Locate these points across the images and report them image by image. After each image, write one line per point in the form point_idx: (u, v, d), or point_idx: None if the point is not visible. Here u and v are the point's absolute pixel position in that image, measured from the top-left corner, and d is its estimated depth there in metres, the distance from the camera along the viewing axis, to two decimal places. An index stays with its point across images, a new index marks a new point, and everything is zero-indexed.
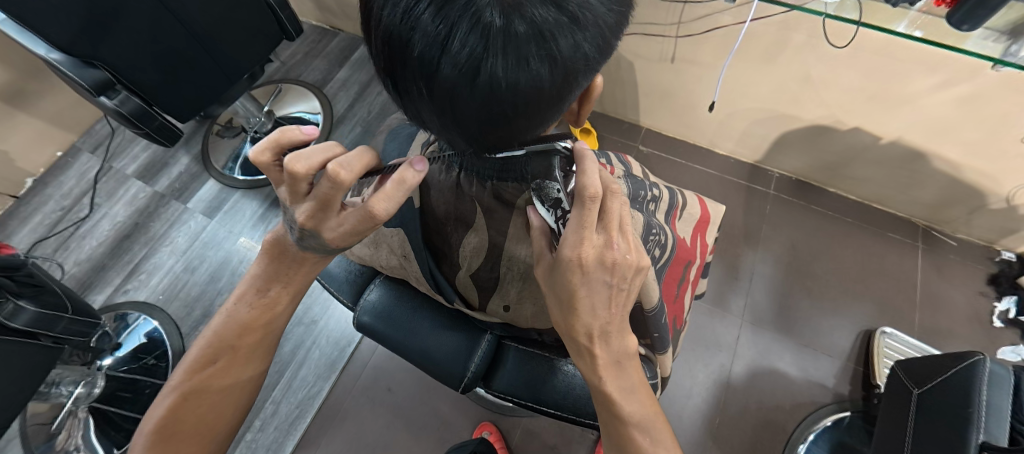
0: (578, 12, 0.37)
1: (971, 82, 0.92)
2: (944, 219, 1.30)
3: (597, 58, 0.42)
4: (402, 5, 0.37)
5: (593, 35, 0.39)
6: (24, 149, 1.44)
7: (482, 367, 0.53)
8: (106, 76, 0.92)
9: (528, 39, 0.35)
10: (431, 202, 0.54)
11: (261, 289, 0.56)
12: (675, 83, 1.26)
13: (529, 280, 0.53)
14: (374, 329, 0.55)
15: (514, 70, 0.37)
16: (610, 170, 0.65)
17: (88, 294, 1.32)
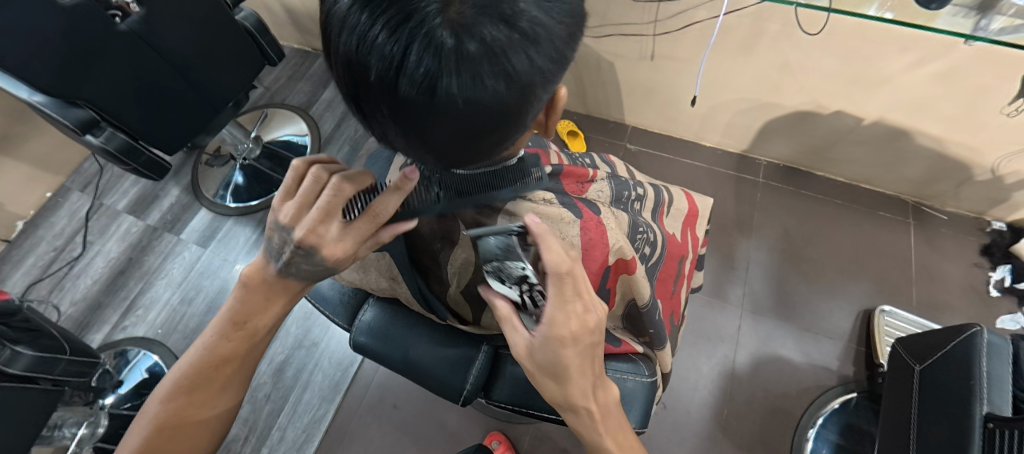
0: (529, 28, 0.37)
1: (945, 58, 0.93)
2: (933, 194, 1.31)
3: (556, 69, 0.42)
4: (357, 31, 0.37)
5: (547, 49, 0.39)
6: (13, 192, 1.43)
7: (480, 379, 0.53)
8: (90, 114, 0.92)
9: (481, 57, 0.36)
10: (414, 221, 0.53)
11: (237, 322, 0.54)
12: (657, 80, 1.27)
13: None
14: (371, 349, 0.55)
15: (469, 87, 0.37)
16: (592, 172, 0.65)
17: (86, 333, 1.31)
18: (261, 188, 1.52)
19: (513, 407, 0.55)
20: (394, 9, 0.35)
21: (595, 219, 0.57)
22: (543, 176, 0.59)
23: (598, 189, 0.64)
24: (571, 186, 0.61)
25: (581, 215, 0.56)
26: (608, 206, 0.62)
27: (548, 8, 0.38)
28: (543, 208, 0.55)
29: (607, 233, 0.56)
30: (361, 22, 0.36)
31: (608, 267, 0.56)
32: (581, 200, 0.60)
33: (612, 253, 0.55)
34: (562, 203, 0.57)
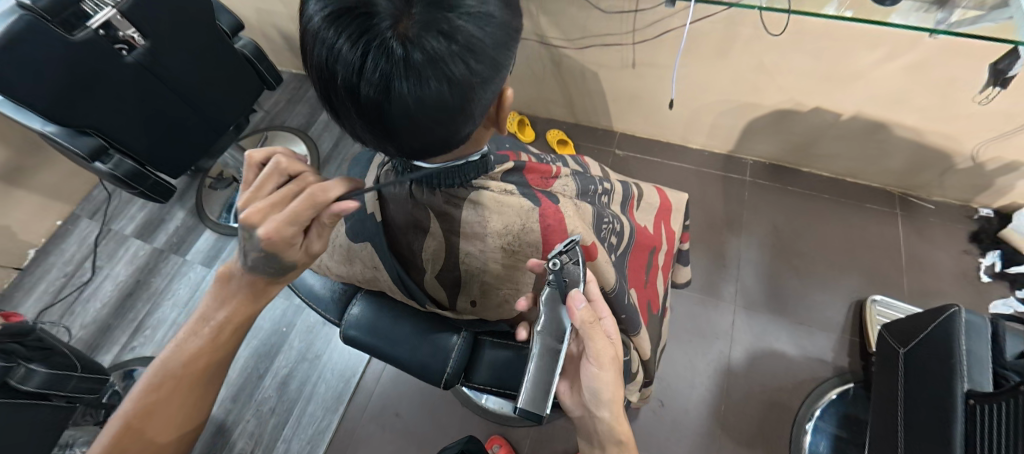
0: (469, 39, 0.40)
1: (912, 52, 0.97)
2: (918, 184, 1.33)
3: (502, 74, 0.45)
4: (324, 42, 0.41)
5: (488, 58, 0.42)
6: (25, 222, 1.49)
7: (460, 364, 0.56)
8: (99, 142, 0.97)
9: (426, 65, 0.40)
10: (389, 213, 0.57)
11: (207, 316, 0.55)
12: (640, 87, 1.32)
13: (487, 272, 0.57)
14: (361, 342, 0.58)
15: (417, 91, 0.41)
16: (555, 169, 0.68)
17: (95, 355, 1.35)
18: None
19: (493, 389, 0.59)
20: (352, 23, 0.39)
21: (553, 207, 0.59)
22: (505, 171, 0.62)
23: (562, 183, 0.67)
24: (535, 181, 0.65)
25: (540, 203, 0.58)
26: (572, 198, 0.65)
27: (489, 23, 0.41)
28: (505, 197, 0.57)
29: (566, 220, 0.58)
30: (325, 34, 0.41)
31: None
32: (543, 193, 0.62)
33: (572, 240, 0.58)
34: (523, 194, 0.59)
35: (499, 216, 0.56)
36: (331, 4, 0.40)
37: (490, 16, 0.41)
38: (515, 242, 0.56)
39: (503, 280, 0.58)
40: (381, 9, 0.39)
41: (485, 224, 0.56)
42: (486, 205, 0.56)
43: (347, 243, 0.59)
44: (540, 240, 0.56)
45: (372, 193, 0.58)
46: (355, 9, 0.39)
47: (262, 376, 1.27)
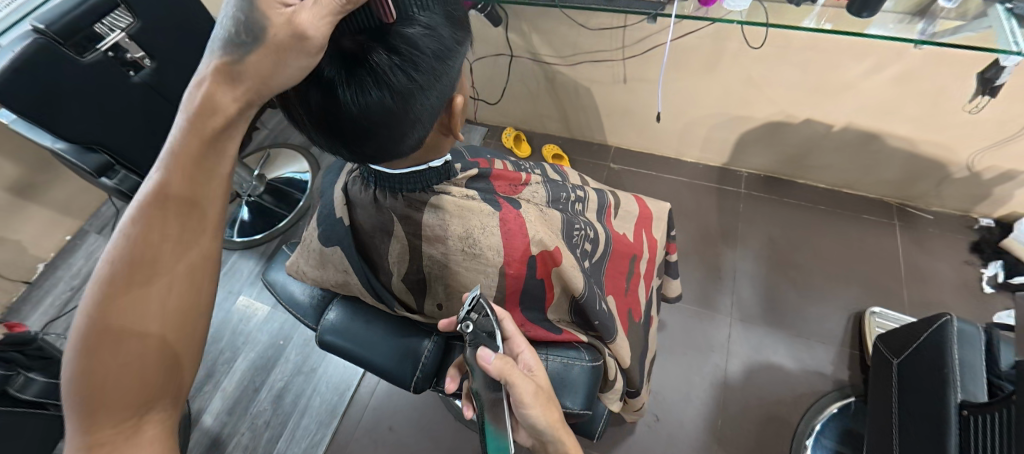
0: (409, 50, 0.43)
1: (898, 62, 0.98)
2: (915, 195, 1.32)
3: (445, 83, 0.47)
4: None
5: (428, 67, 0.44)
6: (36, 237, 1.53)
7: (431, 367, 0.57)
8: (105, 158, 1.00)
9: (365, 72, 0.42)
10: (357, 218, 0.59)
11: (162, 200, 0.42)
12: (632, 101, 1.34)
13: (449, 273, 0.57)
14: (334, 345, 0.59)
15: (358, 96, 0.43)
16: (525, 176, 0.71)
17: None
18: (265, 222, 1.59)
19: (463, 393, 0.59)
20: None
21: (514, 213, 0.61)
22: (470, 177, 0.63)
23: (532, 190, 0.70)
24: (502, 187, 0.67)
25: (500, 207, 0.60)
26: (542, 205, 0.67)
27: (432, 36, 0.44)
28: (465, 202, 0.58)
29: (527, 224, 0.60)
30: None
31: (533, 258, 0.60)
32: (506, 198, 0.64)
33: (534, 244, 0.59)
34: (484, 198, 0.61)
35: (459, 219, 0.57)
36: None
37: (431, 29, 0.44)
38: (474, 244, 0.57)
39: (464, 282, 0.58)
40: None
41: (446, 226, 0.57)
42: (447, 208, 0.57)
43: (319, 247, 0.60)
44: (500, 244, 0.57)
45: (342, 199, 0.59)
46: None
47: (258, 389, 1.28)
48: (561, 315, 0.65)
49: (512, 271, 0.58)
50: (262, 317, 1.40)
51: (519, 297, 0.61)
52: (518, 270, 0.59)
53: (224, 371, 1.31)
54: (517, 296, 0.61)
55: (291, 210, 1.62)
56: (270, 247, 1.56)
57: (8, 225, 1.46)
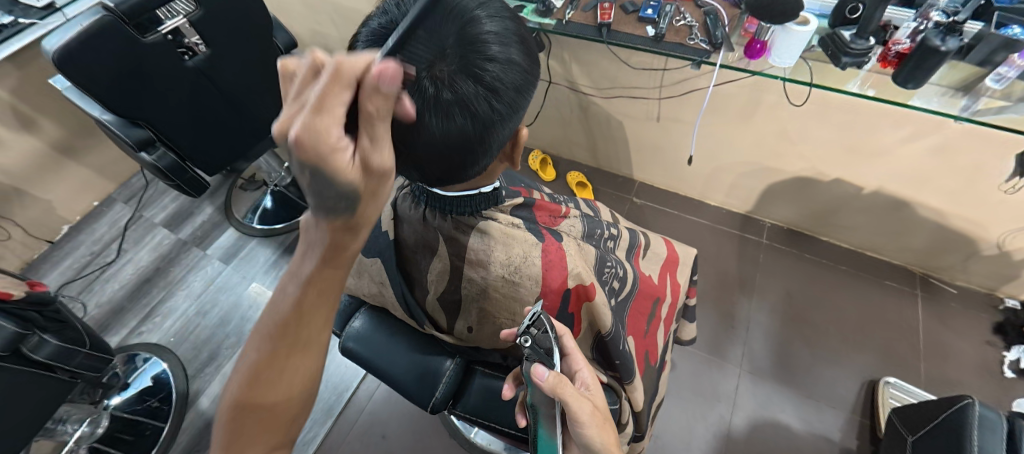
0: (495, 83, 0.44)
1: (938, 134, 0.98)
2: (941, 267, 1.30)
3: (518, 111, 0.49)
4: None
5: (507, 98, 0.46)
6: (66, 199, 1.58)
7: (449, 392, 0.56)
8: (147, 134, 1.04)
9: (452, 103, 0.43)
10: (402, 233, 0.61)
11: (295, 274, 0.43)
12: (663, 139, 1.35)
13: (486, 299, 0.57)
14: (358, 355, 0.59)
15: (442, 124, 0.44)
16: (565, 209, 0.72)
17: (104, 334, 1.38)
18: (287, 213, 1.62)
19: (478, 420, 0.58)
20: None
21: (556, 245, 0.61)
22: (515, 205, 0.64)
23: (570, 224, 0.70)
24: (542, 218, 0.67)
25: (544, 239, 0.61)
26: (578, 239, 0.68)
27: (513, 68, 0.45)
28: (511, 230, 0.59)
29: (568, 258, 0.60)
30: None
31: (568, 291, 0.59)
32: (549, 229, 0.65)
33: (572, 278, 0.59)
34: (528, 228, 0.62)
35: (503, 248, 0.58)
36: None
37: (513, 63, 0.45)
38: (516, 273, 0.57)
39: (500, 309, 0.58)
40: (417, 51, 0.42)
41: (490, 252, 0.58)
42: (492, 235, 0.58)
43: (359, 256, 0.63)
44: (540, 275, 0.57)
45: (389, 213, 0.61)
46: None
47: None
48: (584, 348, 0.65)
49: (548, 302, 0.58)
50: None
51: None
52: (553, 302, 0.59)
53: (230, 354, 1.36)
54: None
55: None
56: (289, 238, 1.58)
57: (42, 184, 1.50)
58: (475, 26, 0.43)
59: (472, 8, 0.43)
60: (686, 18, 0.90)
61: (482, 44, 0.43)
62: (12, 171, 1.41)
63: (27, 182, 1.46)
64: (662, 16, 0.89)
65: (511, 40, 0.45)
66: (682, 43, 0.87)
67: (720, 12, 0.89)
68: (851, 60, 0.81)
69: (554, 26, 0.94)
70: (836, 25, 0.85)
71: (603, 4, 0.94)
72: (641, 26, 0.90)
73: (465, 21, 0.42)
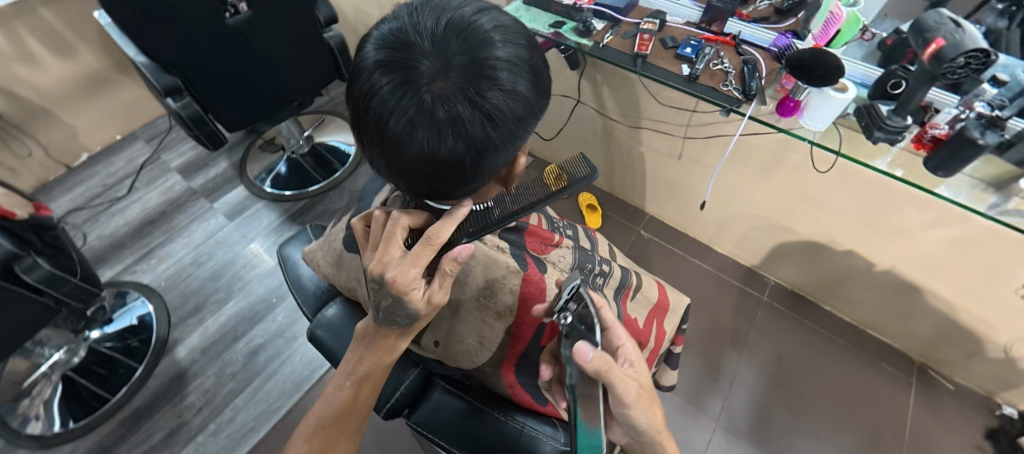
0: (493, 110, 0.46)
1: (961, 225, 0.95)
2: (942, 359, 1.25)
3: (515, 141, 0.50)
4: (370, 76, 0.46)
5: (505, 127, 0.47)
6: (91, 128, 1.63)
7: (406, 396, 0.59)
8: (176, 82, 1.06)
9: (449, 122, 0.45)
10: None
11: (349, 372, 0.56)
12: (680, 178, 1.33)
13: (455, 317, 0.60)
14: (324, 342, 0.63)
15: (436, 140, 0.46)
16: (558, 238, 0.71)
17: (99, 266, 1.41)
18: (299, 181, 1.63)
19: (427, 436, 0.56)
20: (396, 71, 0.45)
21: (539, 277, 0.59)
22: (505, 228, 0.64)
23: (560, 254, 0.69)
24: (532, 244, 0.66)
25: (527, 268, 0.60)
26: (565, 272, 0.66)
27: (515, 100, 0.47)
28: (494, 253, 0.59)
29: (548, 291, 0.59)
30: (372, 74, 0.46)
31: (543, 327, 0.59)
32: (535, 257, 0.63)
33: (548, 314, 0.58)
34: (513, 254, 0.61)
35: (482, 269, 0.59)
36: (385, 51, 0.46)
37: (517, 95, 0.47)
38: (491, 297, 0.59)
39: (467, 328, 0.60)
40: (425, 68, 0.44)
41: (469, 272, 0.59)
42: (475, 256, 0.59)
43: (340, 249, 0.64)
44: (515, 303, 0.58)
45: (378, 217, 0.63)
46: (402, 61, 0.45)
47: (237, 339, 1.32)
48: None
49: (520, 331, 0.59)
50: (265, 269, 1.44)
51: (517, 360, 0.59)
52: (526, 332, 0.59)
53: (214, 310, 1.37)
54: (517, 358, 0.59)
55: (326, 177, 1.65)
56: (295, 205, 1.58)
57: (70, 110, 1.55)
58: (487, 53, 0.45)
59: (489, 37, 0.46)
60: (723, 63, 0.87)
61: (488, 71, 0.45)
62: (44, 92, 1.47)
63: (56, 105, 1.51)
64: (699, 57, 0.87)
65: (521, 72, 0.47)
66: (713, 88, 0.84)
67: (759, 63, 0.87)
68: (885, 136, 0.79)
69: (591, 47, 0.93)
70: (876, 97, 0.81)
71: (643, 34, 0.92)
72: (677, 63, 0.89)
73: (478, 47, 0.45)
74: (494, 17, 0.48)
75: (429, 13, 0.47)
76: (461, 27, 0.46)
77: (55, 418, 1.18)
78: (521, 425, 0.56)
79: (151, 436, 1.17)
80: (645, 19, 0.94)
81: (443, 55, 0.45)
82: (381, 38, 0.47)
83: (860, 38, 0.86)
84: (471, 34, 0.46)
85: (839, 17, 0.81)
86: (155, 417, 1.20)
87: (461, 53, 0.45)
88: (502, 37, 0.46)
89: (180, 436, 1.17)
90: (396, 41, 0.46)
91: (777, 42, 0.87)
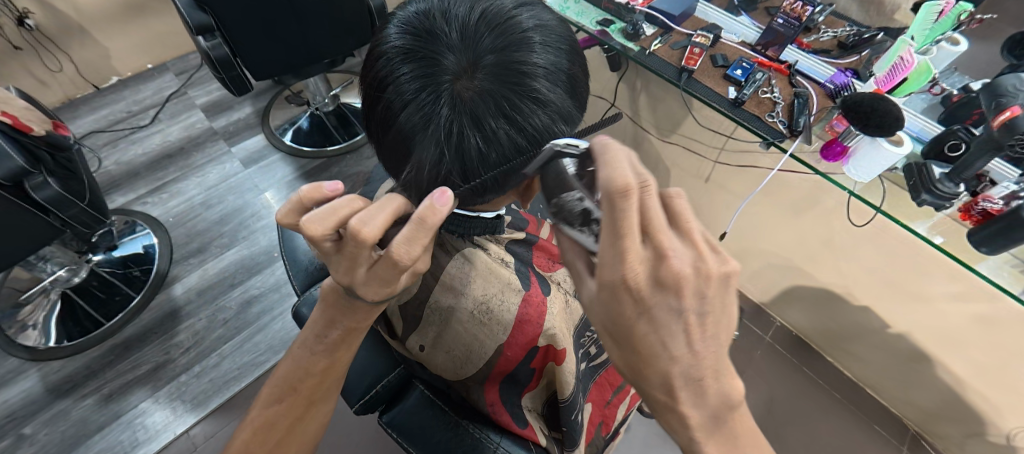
0: (520, 121, 0.43)
1: (988, 304, 0.89)
2: (938, 433, 1.19)
3: (536, 158, 0.47)
4: (390, 62, 0.44)
5: (528, 140, 0.45)
6: (123, 53, 1.65)
7: (384, 393, 0.58)
8: (209, 20, 1.05)
9: (467, 128, 0.42)
10: None
11: (320, 335, 0.53)
12: (703, 201, 1.29)
13: (445, 326, 0.57)
14: (305, 318, 0.66)
15: (452, 146, 0.43)
16: None
17: (113, 192, 1.44)
18: (319, 138, 1.61)
19: (396, 439, 0.55)
20: (419, 62, 0.42)
21: (540, 297, 0.59)
22: (513, 240, 0.65)
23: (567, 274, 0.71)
24: (539, 260, 0.68)
25: (529, 287, 0.59)
26: (570, 293, 0.68)
27: (545, 113, 0.44)
28: (496, 267, 0.59)
29: (547, 314, 0.58)
30: (392, 60, 0.43)
31: (537, 349, 0.58)
32: (540, 276, 0.64)
33: (544, 336, 0.58)
34: (517, 270, 0.61)
35: (481, 282, 0.57)
36: (408, 38, 0.43)
37: (548, 108, 0.44)
38: (486, 313, 0.56)
39: (456, 341, 0.57)
40: (449, 63, 0.42)
41: (468, 281, 0.57)
42: (476, 266, 0.58)
43: None
44: (513, 323, 0.56)
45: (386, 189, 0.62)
46: (426, 50, 0.42)
47: (234, 286, 1.32)
48: (535, 404, 0.64)
49: (510, 353, 0.57)
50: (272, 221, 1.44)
51: (503, 379, 0.59)
52: (516, 354, 0.58)
53: (215, 254, 1.37)
54: (502, 376, 0.59)
55: (346, 139, 1.63)
56: (311, 163, 1.57)
57: (107, 32, 1.57)
58: (522, 56, 0.42)
59: (527, 38, 0.43)
60: (773, 92, 0.81)
61: (521, 77, 0.42)
62: (84, 10, 1.48)
63: (94, 25, 1.53)
64: (749, 81, 0.82)
65: (557, 83, 0.44)
66: (759, 117, 0.79)
67: (812, 98, 0.81)
68: (931, 199, 0.72)
69: (635, 53, 0.89)
70: (930, 157, 0.75)
71: (694, 48, 0.87)
72: (724, 85, 0.83)
73: (512, 48, 0.42)
74: (535, 14, 0.45)
75: (464, 3, 0.44)
76: (497, 22, 0.43)
77: (49, 333, 1.21)
78: (497, 444, 0.54)
79: (137, 368, 1.18)
80: (698, 31, 0.88)
81: (472, 52, 0.42)
82: (406, 22, 0.44)
83: (926, 90, 0.80)
84: (506, 33, 0.43)
85: (908, 65, 0.74)
86: (144, 349, 1.21)
87: (492, 52, 0.42)
88: (541, 40, 0.44)
89: (164, 373, 1.18)
90: (424, 28, 0.43)
91: (834, 79, 0.82)
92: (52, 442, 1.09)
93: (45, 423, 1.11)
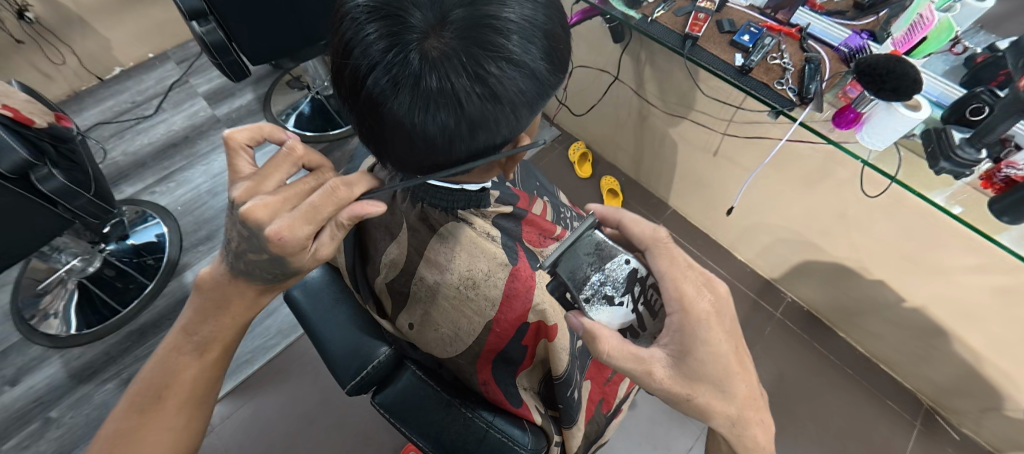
0: (494, 82, 0.41)
1: (1009, 276, 0.85)
2: (953, 408, 1.16)
3: (513, 122, 0.45)
4: (357, 23, 0.42)
5: (503, 102, 0.43)
6: (124, 42, 1.65)
7: (374, 374, 0.56)
8: (201, 6, 1.05)
9: (438, 91, 0.41)
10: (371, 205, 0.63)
11: (191, 331, 0.52)
12: (711, 175, 1.25)
13: (432, 303, 0.58)
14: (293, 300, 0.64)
15: (423, 109, 0.42)
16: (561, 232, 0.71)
17: (122, 183, 1.46)
18: (321, 123, 1.61)
19: (390, 418, 0.56)
20: (385, 21, 0.40)
21: (529, 271, 0.57)
22: (500, 214, 0.63)
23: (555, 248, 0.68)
24: (529, 235, 0.66)
25: (517, 261, 0.57)
26: None
27: (522, 73, 0.42)
28: (480, 241, 0.57)
29: (536, 288, 0.56)
30: (358, 20, 0.42)
31: (527, 325, 0.57)
32: (527, 250, 0.62)
33: (534, 312, 0.57)
34: (504, 244, 0.59)
35: (466, 258, 0.57)
36: None
37: (524, 66, 0.42)
38: (474, 288, 0.56)
39: (444, 318, 0.58)
40: (417, 21, 0.40)
41: (453, 255, 0.57)
42: (459, 239, 0.57)
43: None
44: (500, 298, 0.56)
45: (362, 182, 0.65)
46: (394, 8, 0.40)
47: None
48: (532, 383, 0.64)
49: (500, 329, 0.57)
50: None
51: (494, 358, 0.59)
52: (506, 330, 0.57)
53: (224, 240, 1.39)
54: (494, 355, 0.59)
55: (348, 122, 1.62)
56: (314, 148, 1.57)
57: (105, 22, 1.56)
58: (496, 10, 0.40)
59: None
60: (782, 58, 0.77)
61: (493, 34, 0.40)
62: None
63: (93, 15, 1.53)
64: (757, 47, 0.77)
65: (533, 40, 0.42)
66: (767, 85, 0.75)
67: (823, 63, 0.76)
68: (950, 167, 0.68)
69: (637, 20, 0.85)
70: (950, 122, 0.70)
71: (699, 13, 0.82)
72: (730, 51, 0.79)
73: (483, 3, 0.40)
74: None
75: None
76: None
77: (69, 320, 1.24)
78: (489, 424, 0.54)
79: (152, 353, 1.22)
80: None
81: (440, 8, 0.40)
82: None
83: (948, 50, 0.75)
84: None
85: (927, 24, 0.72)
86: (158, 335, 1.24)
87: (462, 7, 0.40)
88: None
89: None
90: None
91: (849, 41, 0.77)
92: (77, 425, 1.13)
93: (69, 406, 1.15)
